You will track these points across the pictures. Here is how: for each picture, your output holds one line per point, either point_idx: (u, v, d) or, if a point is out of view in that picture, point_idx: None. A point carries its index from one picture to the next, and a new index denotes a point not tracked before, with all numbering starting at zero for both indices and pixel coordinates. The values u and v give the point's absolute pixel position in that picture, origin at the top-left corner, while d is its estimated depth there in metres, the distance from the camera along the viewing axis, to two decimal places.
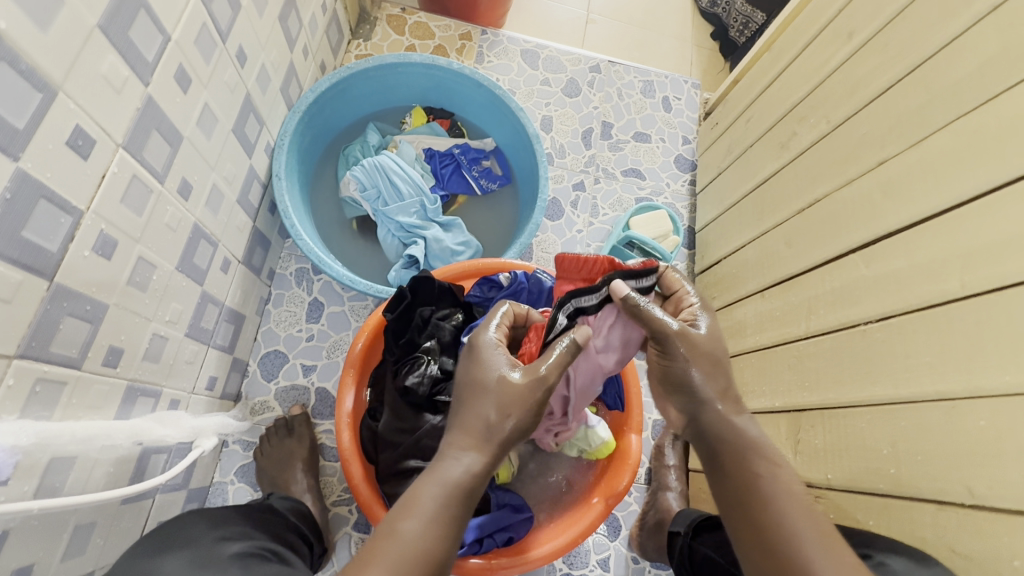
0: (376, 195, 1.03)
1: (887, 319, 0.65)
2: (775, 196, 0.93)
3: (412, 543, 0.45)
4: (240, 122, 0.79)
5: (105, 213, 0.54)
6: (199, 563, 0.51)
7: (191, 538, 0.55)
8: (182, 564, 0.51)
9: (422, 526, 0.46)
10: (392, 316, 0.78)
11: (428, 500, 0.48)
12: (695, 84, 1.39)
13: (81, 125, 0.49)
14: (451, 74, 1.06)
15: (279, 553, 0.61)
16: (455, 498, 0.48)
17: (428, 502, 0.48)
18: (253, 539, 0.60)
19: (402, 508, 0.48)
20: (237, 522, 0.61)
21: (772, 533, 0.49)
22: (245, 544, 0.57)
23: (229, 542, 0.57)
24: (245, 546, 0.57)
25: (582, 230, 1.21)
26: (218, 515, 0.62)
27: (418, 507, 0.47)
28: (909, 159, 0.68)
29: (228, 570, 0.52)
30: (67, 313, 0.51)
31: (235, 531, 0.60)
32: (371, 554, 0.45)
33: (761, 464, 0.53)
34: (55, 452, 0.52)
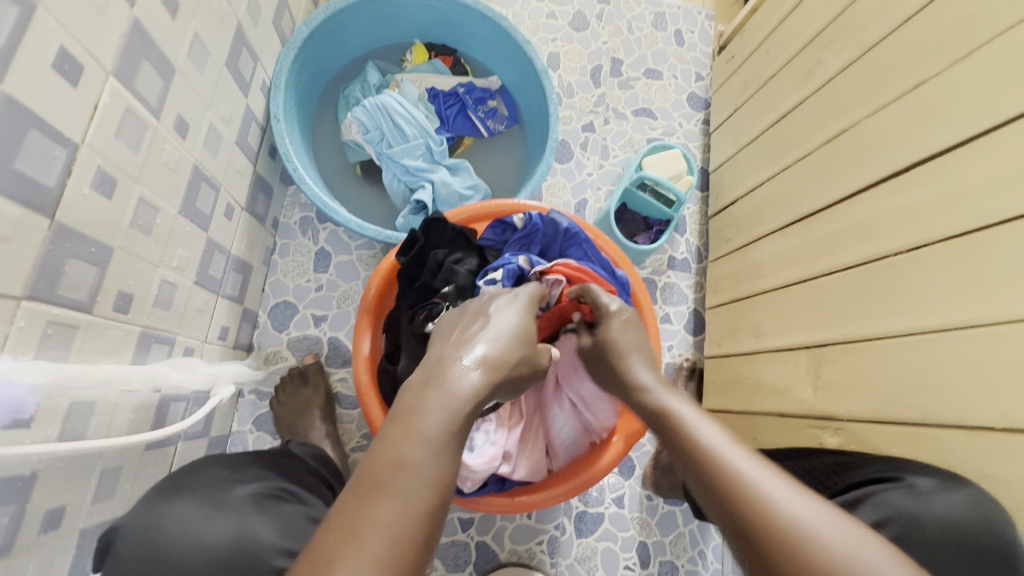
0: (380, 137, 0.98)
1: (918, 249, 0.63)
2: (798, 129, 0.89)
3: (423, 474, 0.35)
4: (232, 56, 0.74)
5: (101, 148, 0.51)
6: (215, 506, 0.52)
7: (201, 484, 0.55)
8: (196, 508, 0.52)
9: (432, 450, 0.37)
10: (405, 259, 0.76)
11: (434, 424, 0.38)
12: (709, 15, 1.31)
13: (66, 47, 0.45)
14: (453, 4, 0.99)
15: (295, 493, 0.61)
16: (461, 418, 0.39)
17: (432, 422, 0.38)
18: (269, 480, 0.61)
19: (392, 434, 0.37)
20: (249, 467, 0.61)
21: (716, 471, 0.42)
22: (257, 486, 0.58)
23: (239, 485, 0.57)
24: (255, 488, 0.57)
25: (593, 173, 1.17)
26: (235, 459, 0.62)
27: (421, 430, 0.37)
28: (949, 80, 0.64)
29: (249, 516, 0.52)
30: (71, 254, 0.49)
31: (250, 475, 0.59)
32: (373, 490, 0.34)
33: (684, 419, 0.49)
34: (73, 397, 0.51)
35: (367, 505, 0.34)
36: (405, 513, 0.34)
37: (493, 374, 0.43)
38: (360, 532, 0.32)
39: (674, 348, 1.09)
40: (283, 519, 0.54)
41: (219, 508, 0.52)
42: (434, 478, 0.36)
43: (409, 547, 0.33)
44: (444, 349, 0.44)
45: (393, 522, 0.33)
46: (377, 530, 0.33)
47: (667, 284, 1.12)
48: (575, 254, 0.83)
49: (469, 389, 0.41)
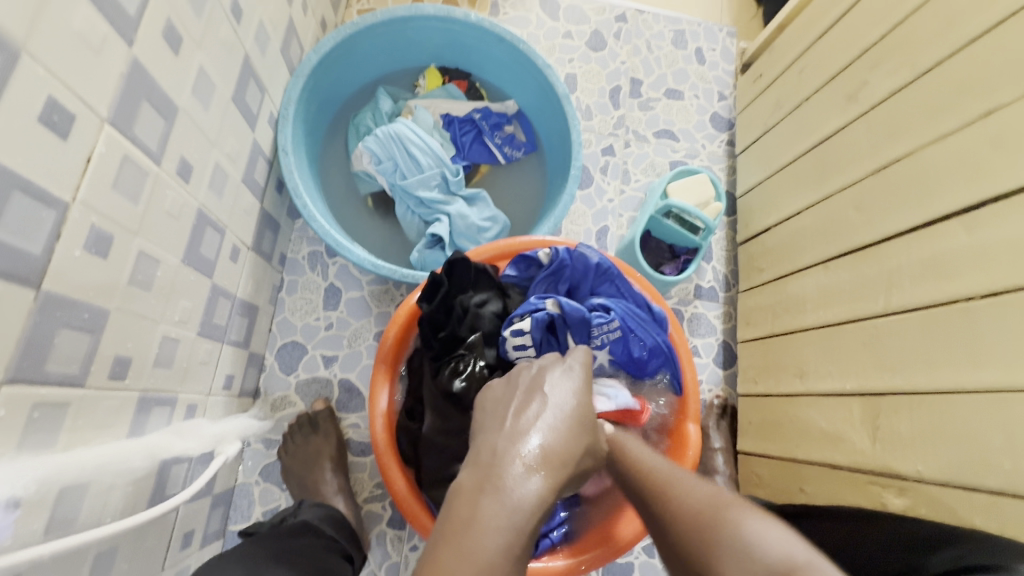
0: (393, 167, 0.93)
1: (994, 294, 0.57)
2: (838, 155, 0.84)
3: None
4: (239, 89, 0.69)
5: (96, 204, 0.45)
6: None
7: None
8: None
9: (490, 575, 0.33)
10: (429, 306, 0.70)
11: (492, 541, 0.34)
12: (730, 32, 1.27)
13: (55, 97, 0.40)
14: (469, 28, 0.94)
15: None
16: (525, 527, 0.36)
17: (490, 542, 0.34)
18: None
19: (447, 547, 0.34)
20: (272, 570, 0.55)
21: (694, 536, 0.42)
22: None
23: None
24: None
25: (614, 198, 1.11)
26: (249, 558, 0.57)
27: (478, 554, 0.34)
28: (1022, 109, 0.59)
29: None
30: (61, 325, 0.43)
31: None
32: None
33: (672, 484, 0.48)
34: (63, 484, 0.45)
35: None
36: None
37: (555, 473, 0.39)
38: None
39: (704, 384, 1.02)
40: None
41: None
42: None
43: None
44: (496, 440, 0.40)
45: None
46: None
47: (694, 315, 1.06)
48: (607, 291, 0.76)
49: (532, 497, 0.37)
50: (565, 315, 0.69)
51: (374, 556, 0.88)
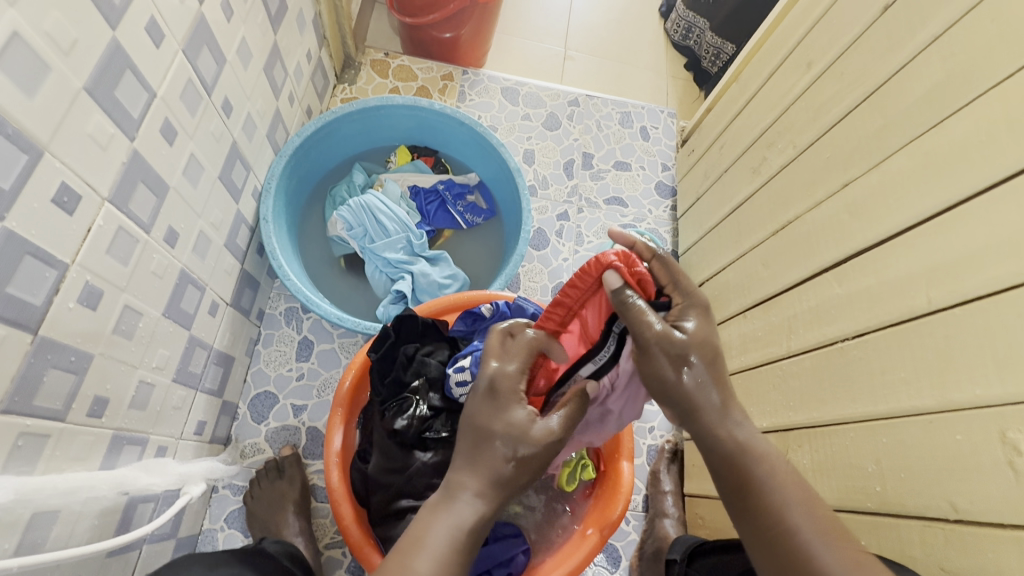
0: (363, 233, 1.04)
1: (863, 336, 0.67)
2: (750, 218, 0.96)
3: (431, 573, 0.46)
4: (226, 169, 0.82)
5: (90, 265, 0.55)
6: None
7: None
8: None
9: (434, 563, 0.47)
10: (376, 355, 0.79)
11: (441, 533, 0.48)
12: (671, 113, 1.44)
13: (66, 182, 0.51)
14: (433, 114, 1.09)
15: None
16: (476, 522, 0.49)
17: (440, 535, 0.48)
18: None
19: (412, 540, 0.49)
20: (234, 565, 0.63)
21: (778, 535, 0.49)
22: None
23: None
24: None
25: (568, 258, 1.23)
26: (212, 558, 0.64)
27: (428, 545, 0.48)
28: (871, 181, 0.71)
29: None
30: (51, 365, 0.52)
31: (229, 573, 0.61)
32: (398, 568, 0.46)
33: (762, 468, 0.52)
34: (36, 507, 0.52)
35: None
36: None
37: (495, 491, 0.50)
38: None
39: (655, 429, 1.08)
40: None
41: None
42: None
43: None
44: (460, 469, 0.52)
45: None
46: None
47: None
48: None
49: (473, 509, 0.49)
50: None
51: None
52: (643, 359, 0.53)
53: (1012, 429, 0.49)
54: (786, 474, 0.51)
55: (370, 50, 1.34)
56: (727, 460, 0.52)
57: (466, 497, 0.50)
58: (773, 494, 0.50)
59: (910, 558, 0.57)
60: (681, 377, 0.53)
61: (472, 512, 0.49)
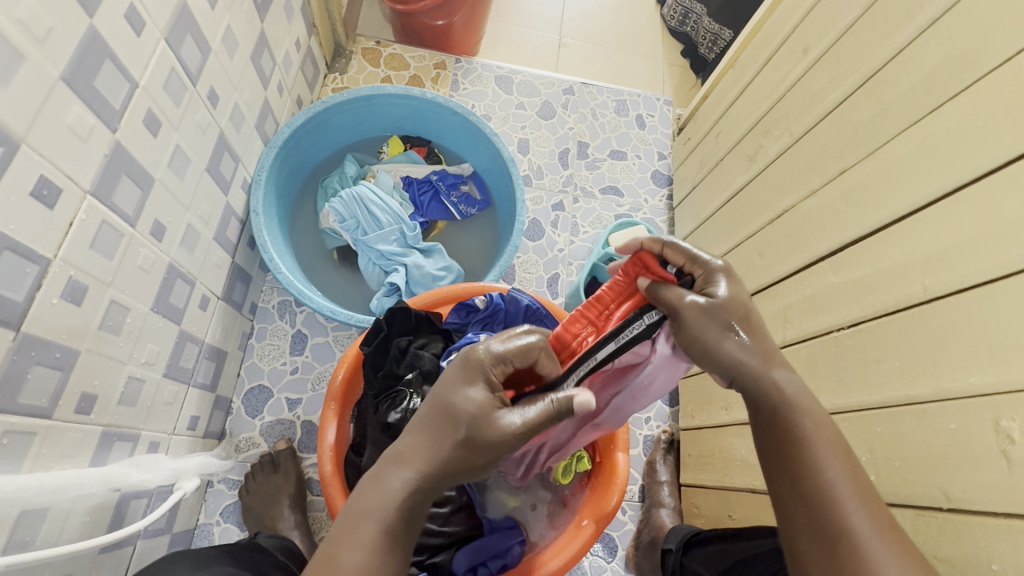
0: (356, 225, 1.03)
1: (858, 325, 0.66)
2: (747, 207, 0.95)
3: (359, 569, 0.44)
4: (214, 161, 0.80)
5: (74, 260, 0.54)
6: None
7: None
8: None
9: (364, 552, 0.45)
10: (369, 348, 0.79)
11: (369, 526, 0.45)
12: (668, 100, 1.42)
13: (46, 175, 0.49)
14: (425, 103, 1.08)
15: None
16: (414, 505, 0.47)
17: (370, 528, 0.45)
18: None
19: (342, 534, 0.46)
20: (218, 563, 0.62)
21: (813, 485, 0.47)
22: None
23: None
24: None
25: (564, 248, 1.22)
26: (202, 554, 0.63)
27: (359, 536, 0.45)
28: (868, 168, 0.70)
29: None
30: (35, 362, 0.51)
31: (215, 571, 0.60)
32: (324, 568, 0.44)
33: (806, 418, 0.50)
34: (24, 506, 0.51)
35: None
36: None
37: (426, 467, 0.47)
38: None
39: (651, 420, 1.08)
40: None
41: None
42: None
43: None
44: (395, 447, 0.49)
45: None
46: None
47: None
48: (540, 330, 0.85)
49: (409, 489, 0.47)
50: None
51: None
52: (682, 331, 0.52)
53: (1007, 419, 0.48)
54: (829, 428, 0.50)
55: (360, 38, 1.32)
56: (774, 412, 0.51)
57: (396, 476, 0.47)
58: (815, 452, 0.49)
59: None
60: (728, 341, 0.52)
61: (402, 488, 0.47)
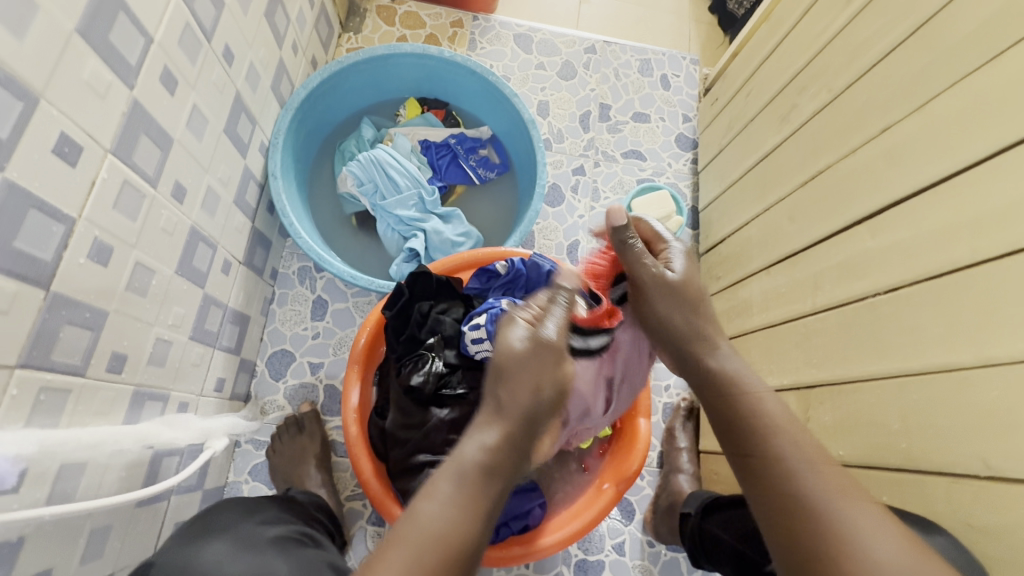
0: (374, 189, 1.02)
1: (895, 290, 0.64)
2: (777, 170, 0.91)
3: (430, 526, 0.44)
4: (231, 122, 0.79)
5: (98, 220, 0.54)
6: (245, 543, 0.55)
7: (229, 523, 0.58)
8: (228, 545, 0.55)
9: (437, 509, 0.45)
10: (392, 312, 0.79)
11: (445, 486, 0.46)
12: (694, 59, 1.36)
13: (66, 132, 0.49)
14: (443, 63, 1.04)
15: (310, 537, 0.65)
16: (488, 469, 0.47)
17: (446, 486, 0.46)
18: (288, 523, 0.65)
19: (426, 487, 0.47)
20: (271, 510, 0.65)
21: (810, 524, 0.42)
22: (282, 528, 0.61)
23: (268, 526, 0.61)
24: (281, 530, 0.61)
25: (584, 215, 1.19)
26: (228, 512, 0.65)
27: (438, 492, 0.46)
28: (914, 125, 0.66)
29: (270, 552, 0.55)
30: (65, 321, 0.52)
31: (271, 517, 0.63)
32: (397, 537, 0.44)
33: (777, 437, 0.48)
34: (64, 459, 0.53)
35: (391, 548, 0.44)
36: (406, 565, 0.42)
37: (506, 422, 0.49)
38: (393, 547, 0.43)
39: (671, 387, 1.07)
40: (302, 559, 0.57)
41: (251, 547, 0.55)
42: (436, 535, 0.44)
43: (446, 547, 0.44)
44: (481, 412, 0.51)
45: (409, 558, 0.43)
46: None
47: None
48: None
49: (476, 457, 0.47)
50: None
51: (355, 549, 0.93)
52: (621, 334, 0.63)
53: None
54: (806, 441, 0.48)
55: None
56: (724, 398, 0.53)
57: (473, 442, 0.48)
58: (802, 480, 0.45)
59: (934, 514, 0.56)
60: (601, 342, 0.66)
61: (478, 451, 0.47)
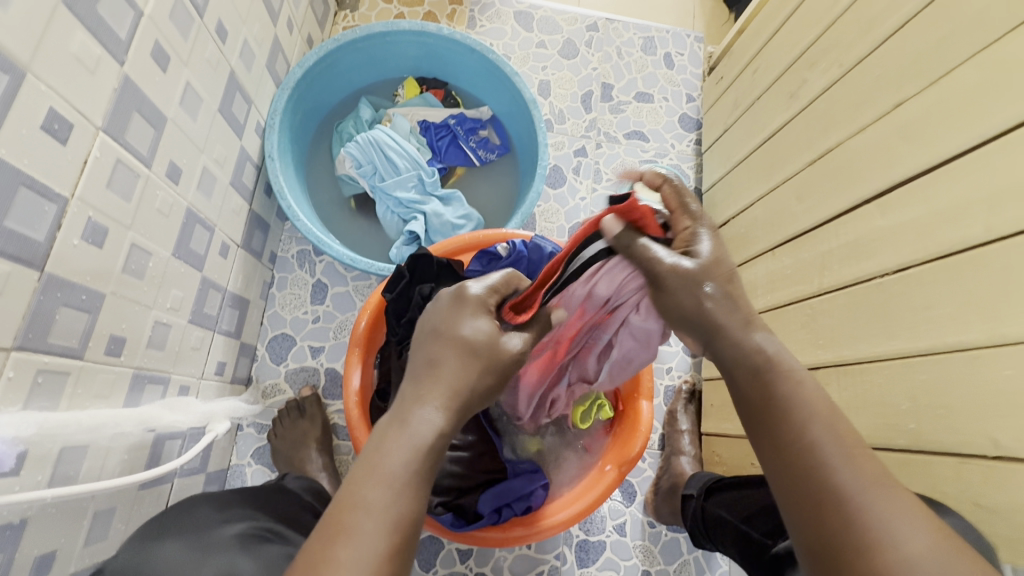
0: (373, 171, 1.00)
1: (904, 270, 0.63)
2: (784, 149, 0.90)
3: (379, 514, 0.38)
4: (226, 101, 0.77)
5: (91, 200, 0.53)
6: (198, 546, 0.53)
7: (189, 526, 0.56)
8: (183, 547, 0.53)
9: (392, 492, 0.40)
10: (392, 295, 0.78)
11: (396, 464, 0.41)
12: (699, 37, 1.33)
13: (55, 108, 0.47)
14: (442, 40, 1.02)
15: (281, 531, 0.62)
16: (436, 449, 0.43)
17: (394, 467, 0.41)
18: (258, 518, 0.62)
19: (363, 470, 0.41)
20: (239, 505, 0.63)
21: (825, 497, 0.38)
22: (247, 524, 0.59)
23: (229, 524, 0.58)
24: (244, 526, 0.59)
25: (586, 196, 1.18)
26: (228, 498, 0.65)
27: (384, 471, 0.40)
28: (926, 101, 0.64)
29: (227, 553, 0.53)
30: (61, 303, 0.51)
31: (238, 514, 0.61)
32: (342, 513, 0.39)
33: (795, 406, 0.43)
34: (65, 441, 0.53)
35: (335, 542, 0.37)
36: (364, 557, 0.36)
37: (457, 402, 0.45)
38: (335, 541, 0.37)
39: (673, 370, 1.07)
40: (266, 556, 0.55)
41: (204, 551, 0.53)
42: (391, 523, 0.38)
43: (395, 537, 0.38)
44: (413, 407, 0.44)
45: (358, 546, 0.37)
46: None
47: None
48: None
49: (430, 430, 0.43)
50: None
51: None
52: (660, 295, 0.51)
53: None
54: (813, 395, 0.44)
55: None
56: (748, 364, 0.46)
57: (424, 420, 0.43)
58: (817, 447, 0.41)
59: (941, 494, 0.56)
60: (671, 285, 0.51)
61: (432, 430, 0.43)
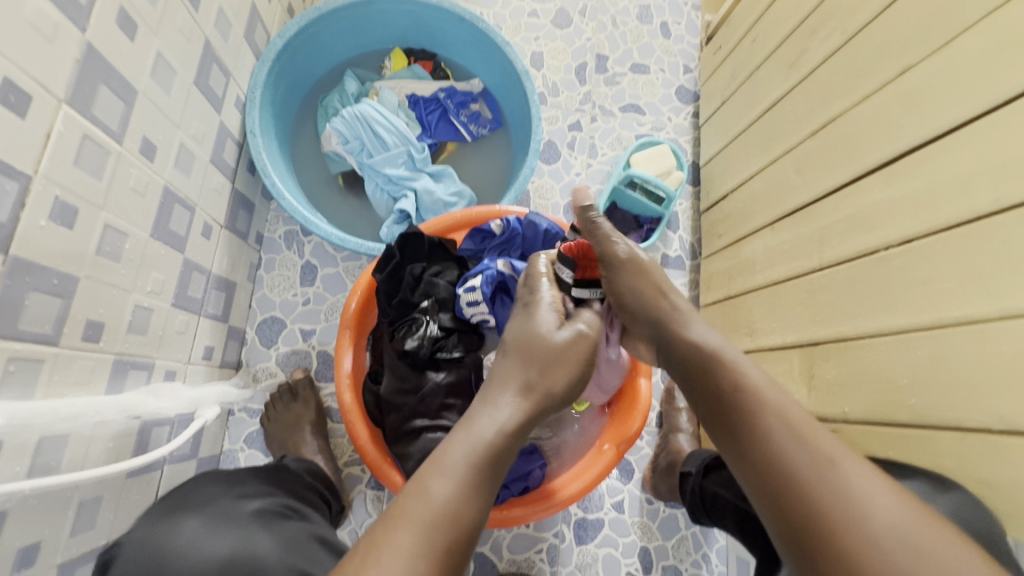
0: (360, 147, 0.97)
1: (909, 243, 0.61)
2: (785, 120, 0.87)
3: (440, 504, 0.40)
4: (201, 74, 0.73)
5: (58, 178, 0.50)
6: (219, 521, 0.54)
7: (207, 500, 0.57)
8: (198, 526, 0.53)
9: (453, 485, 0.41)
10: (381, 276, 0.75)
11: (456, 457, 0.43)
12: (696, 5, 1.28)
13: (10, 78, 0.44)
14: (429, 9, 0.97)
15: (297, 509, 0.63)
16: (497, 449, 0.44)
17: (458, 459, 0.43)
18: (273, 496, 0.63)
19: (430, 466, 0.42)
20: (253, 482, 0.63)
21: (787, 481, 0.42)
22: (264, 501, 0.60)
23: (248, 500, 0.59)
24: (264, 503, 0.59)
25: (581, 172, 1.15)
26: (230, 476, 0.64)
27: (448, 465, 0.42)
28: (933, 67, 0.61)
29: (249, 527, 0.54)
30: (31, 288, 0.49)
31: (251, 490, 0.61)
32: (397, 515, 0.39)
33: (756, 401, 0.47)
34: (42, 431, 0.51)
35: (393, 526, 0.38)
36: (418, 543, 0.37)
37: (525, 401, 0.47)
38: (396, 525, 0.38)
39: None
40: (286, 533, 0.56)
41: (225, 524, 0.54)
42: (448, 513, 0.39)
43: (451, 530, 0.39)
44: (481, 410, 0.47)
45: (416, 535, 0.38)
46: (396, 558, 0.36)
47: None
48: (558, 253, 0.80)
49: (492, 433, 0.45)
50: (516, 276, 0.74)
51: (355, 513, 0.94)
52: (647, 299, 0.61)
53: None
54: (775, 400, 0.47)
55: None
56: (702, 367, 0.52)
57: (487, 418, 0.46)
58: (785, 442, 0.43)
59: (942, 469, 0.56)
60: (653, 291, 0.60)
61: (491, 428, 0.45)
